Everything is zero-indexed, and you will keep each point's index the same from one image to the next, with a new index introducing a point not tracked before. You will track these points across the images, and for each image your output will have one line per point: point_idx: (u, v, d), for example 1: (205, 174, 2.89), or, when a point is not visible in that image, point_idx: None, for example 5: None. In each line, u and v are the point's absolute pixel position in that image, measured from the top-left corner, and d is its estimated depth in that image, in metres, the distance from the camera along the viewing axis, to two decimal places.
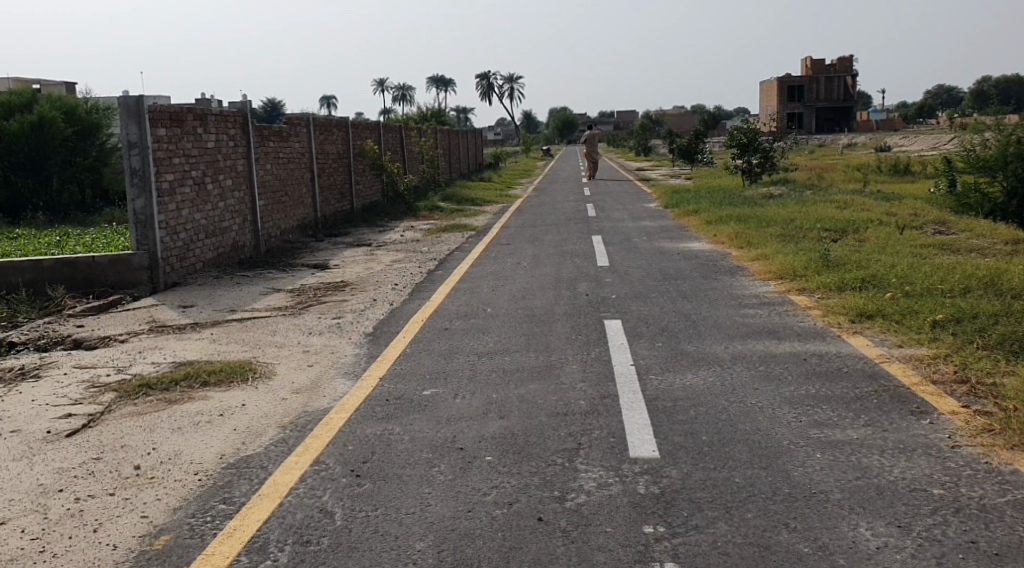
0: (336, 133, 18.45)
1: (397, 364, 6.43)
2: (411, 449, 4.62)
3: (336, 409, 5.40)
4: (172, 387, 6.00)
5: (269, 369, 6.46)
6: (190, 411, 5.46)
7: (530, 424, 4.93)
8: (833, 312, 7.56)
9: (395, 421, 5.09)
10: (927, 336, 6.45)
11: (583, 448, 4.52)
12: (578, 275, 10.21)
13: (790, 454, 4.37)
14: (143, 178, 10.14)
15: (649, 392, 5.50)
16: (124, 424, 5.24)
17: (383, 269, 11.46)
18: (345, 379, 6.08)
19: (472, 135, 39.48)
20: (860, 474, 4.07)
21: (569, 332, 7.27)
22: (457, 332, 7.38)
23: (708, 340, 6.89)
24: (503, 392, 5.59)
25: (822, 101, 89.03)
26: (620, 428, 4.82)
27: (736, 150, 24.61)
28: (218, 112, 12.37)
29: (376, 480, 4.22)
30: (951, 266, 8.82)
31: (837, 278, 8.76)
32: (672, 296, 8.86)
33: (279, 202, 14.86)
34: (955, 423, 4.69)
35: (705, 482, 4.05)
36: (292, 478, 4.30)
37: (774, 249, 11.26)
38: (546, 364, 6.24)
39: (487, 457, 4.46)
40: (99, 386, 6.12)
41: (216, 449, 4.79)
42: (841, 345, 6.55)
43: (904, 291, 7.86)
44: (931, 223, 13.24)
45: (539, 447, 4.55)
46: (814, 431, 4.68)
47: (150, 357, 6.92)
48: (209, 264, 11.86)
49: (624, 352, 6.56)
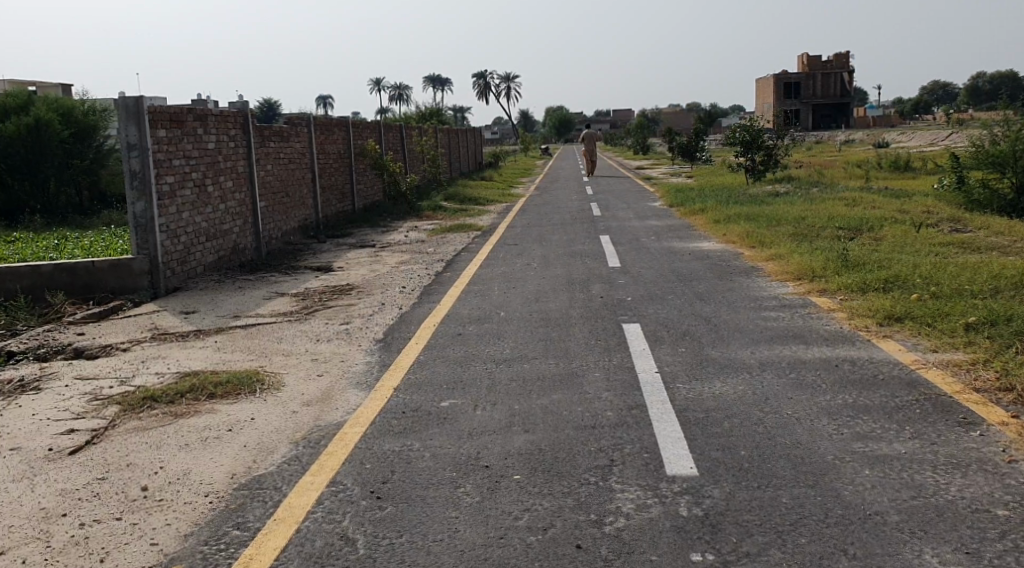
0: (336, 132, 18.17)
1: (411, 372, 6.18)
2: (433, 467, 4.37)
3: (350, 423, 5.14)
4: (177, 400, 5.73)
5: (277, 379, 6.20)
6: (198, 426, 5.21)
7: (558, 438, 4.68)
8: (858, 315, 7.31)
9: (415, 436, 4.84)
10: (961, 340, 6.20)
11: (616, 465, 4.27)
12: (590, 276, 9.96)
13: (838, 470, 4.13)
14: (143, 181, 9.88)
15: (679, 402, 5.26)
16: (129, 440, 4.98)
17: (389, 271, 11.21)
18: (358, 390, 5.83)
19: (470, 132, 39.15)
20: (916, 493, 3.83)
21: (587, 336, 7.03)
22: (471, 338, 7.12)
23: (734, 345, 6.63)
24: (525, 403, 5.34)
25: (819, 96, 88.76)
26: (653, 441, 4.57)
27: (739, 147, 24.39)
28: (218, 111, 12.10)
29: (399, 503, 3.97)
30: (972, 265, 8.58)
31: (859, 279, 8.52)
32: (690, 298, 8.61)
33: (281, 203, 14.60)
34: (1007, 434, 4.45)
35: (750, 502, 3.81)
36: (309, 500, 4.04)
37: (788, 249, 11.01)
38: (568, 373, 5.98)
39: (515, 476, 4.21)
40: (101, 398, 5.86)
41: (225, 468, 4.52)
42: (872, 350, 6.30)
43: (930, 292, 7.61)
44: (945, 221, 12.98)
45: (569, 465, 4.30)
46: (859, 444, 4.44)
47: (153, 367, 6.66)
48: (209, 268, 11.59)
49: (647, 358, 6.31)
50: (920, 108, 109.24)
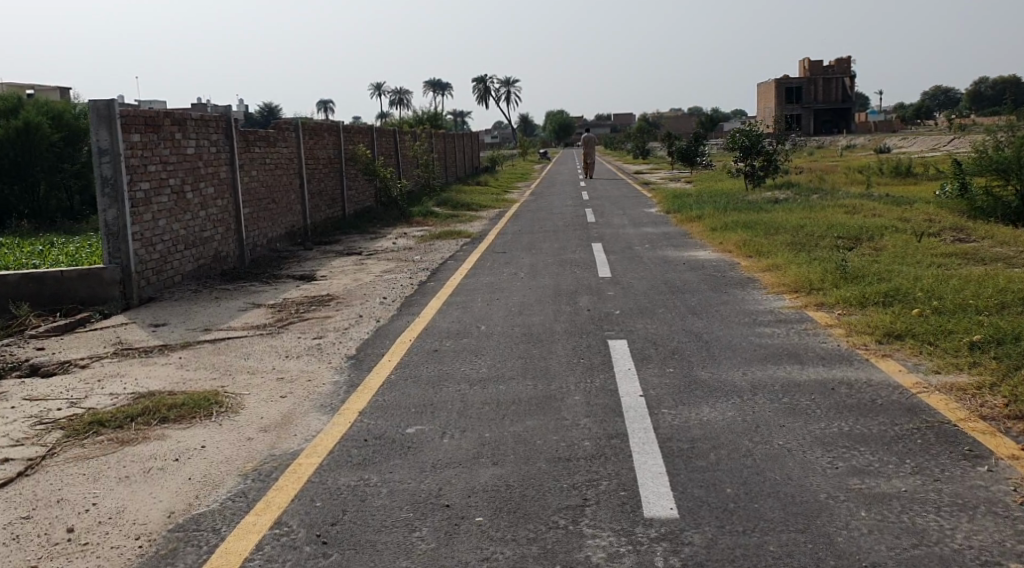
0: (326, 137, 17.78)
1: (379, 394, 5.78)
2: (389, 506, 3.99)
3: (306, 452, 4.76)
4: (126, 425, 5.35)
5: (237, 401, 5.81)
6: (143, 455, 4.83)
7: (528, 472, 4.30)
8: (857, 332, 6.92)
9: (374, 469, 4.45)
10: (966, 360, 5.81)
11: (589, 506, 3.89)
12: (578, 287, 9.59)
13: (831, 512, 3.74)
14: (114, 187, 9.50)
15: (663, 430, 4.88)
16: (66, 472, 4.60)
17: (372, 281, 10.83)
18: (321, 414, 5.43)
19: (467, 137, 38.77)
20: (918, 540, 3.44)
21: (570, 354, 6.65)
22: (447, 355, 6.75)
23: (724, 365, 6.24)
24: (497, 430, 4.96)
25: (820, 101, 88.50)
26: (631, 477, 4.20)
27: (738, 152, 23.93)
28: (199, 115, 11.73)
29: (346, 550, 3.59)
30: (977, 278, 8.21)
31: (858, 291, 8.15)
32: (681, 312, 8.23)
33: (266, 209, 14.21)
34: (1018, 471, 4.06)
35: (733, 550, 3.43)
36: (247, 546, 3.66)
37: (786, 258, 10.65)
38: (545, 396, 5.59)
39: (477, 518, 3.82)
40: (47, 423, 5.48)
41: (163, 506, 4.14)
42: (871, 370, 5.91)
43: (933, 307, 7.23)
44: (948, 230, 12.56)
45: (538, 505, 3.91)
46: (854, 481, 4.05)
47: (108, 387, 6.27)
48: (187, 277, 11.21)
49: (632, 379, 5.92)
50: (920, 113, 109.02)
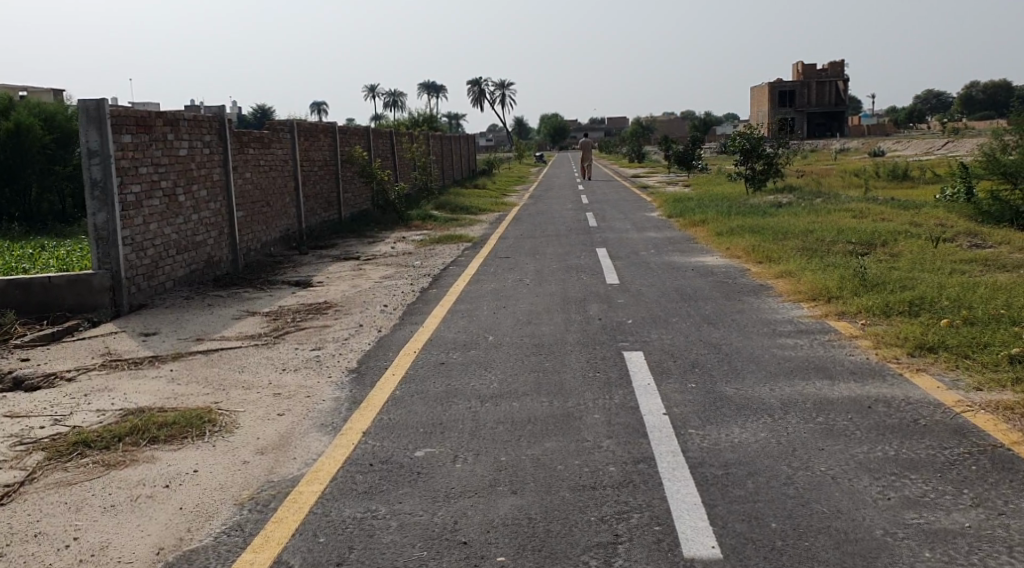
0: (322, 138, 17.38)
1: (384, 412, 5.40)
2: (400, 543, 3.62)
3: (306, 479, 4.37)
4: (113, 446, 4.96)
5: (231, 420, 5.42)
6: (130, 480, 4.45)
7: (552, 502, 3.94)
8: (886, 344, 6.57)
9: (381, 499, 4.08)
10: (1008, 376, 5.47)
11: (621, 544, 3.52)
12: (586, 295, 9.23)
13: (890, 552, 3.38)
14: (104, 190, 9.09)
15: (694, 454, 4.52)
16: (45, 502, 4.21)
17: (370, 288, 10.45)
18: (322, 435, 5.05)
19: (463, 141, 38.44)
20: None
21: (585, 367, 6.28)
22: (454, 369, 6.38)
23: (749, 379, 5.88)
24: (513, 454, 4.59)
25: (814, 104, 88.56)
26: (665, 509, 3.83)
27: (738, 155, 23.57)
28: (192, 116, 11.34)
29: None
30: (1004, 287, 7.86)
31: (882, 300, 7.80)
32: (696, 321, 7.87)
33: (260, 212, 13.81)
34: None
35: None
36: None
37: (798, 264, 10.31)
38: (563, 414, 5.22)
39: (499, 558, 3.45)
40: (27, 443, 5.09)
41: (150, 541, 3.75)
42: (907, 387, 5.56)
43: (963, 317, 6.89)
44: (961, 234, 12.20)
45: (565, 542, 3.55)
46: (912, 515, 3.69)
47: (95, 403, 5.88)
48: (179, 282, 10.81)
49: (653, 395, 5.56)
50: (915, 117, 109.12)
